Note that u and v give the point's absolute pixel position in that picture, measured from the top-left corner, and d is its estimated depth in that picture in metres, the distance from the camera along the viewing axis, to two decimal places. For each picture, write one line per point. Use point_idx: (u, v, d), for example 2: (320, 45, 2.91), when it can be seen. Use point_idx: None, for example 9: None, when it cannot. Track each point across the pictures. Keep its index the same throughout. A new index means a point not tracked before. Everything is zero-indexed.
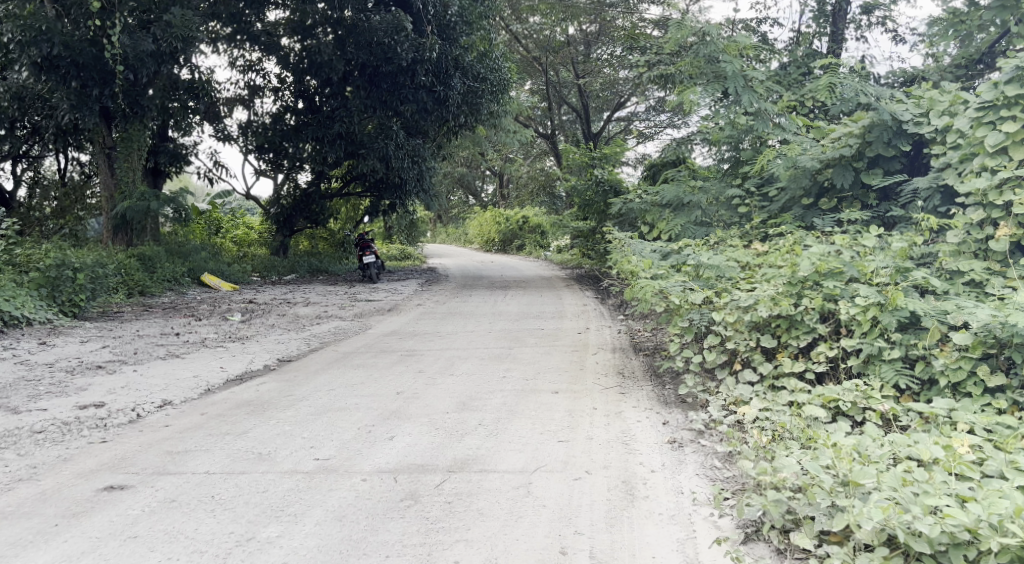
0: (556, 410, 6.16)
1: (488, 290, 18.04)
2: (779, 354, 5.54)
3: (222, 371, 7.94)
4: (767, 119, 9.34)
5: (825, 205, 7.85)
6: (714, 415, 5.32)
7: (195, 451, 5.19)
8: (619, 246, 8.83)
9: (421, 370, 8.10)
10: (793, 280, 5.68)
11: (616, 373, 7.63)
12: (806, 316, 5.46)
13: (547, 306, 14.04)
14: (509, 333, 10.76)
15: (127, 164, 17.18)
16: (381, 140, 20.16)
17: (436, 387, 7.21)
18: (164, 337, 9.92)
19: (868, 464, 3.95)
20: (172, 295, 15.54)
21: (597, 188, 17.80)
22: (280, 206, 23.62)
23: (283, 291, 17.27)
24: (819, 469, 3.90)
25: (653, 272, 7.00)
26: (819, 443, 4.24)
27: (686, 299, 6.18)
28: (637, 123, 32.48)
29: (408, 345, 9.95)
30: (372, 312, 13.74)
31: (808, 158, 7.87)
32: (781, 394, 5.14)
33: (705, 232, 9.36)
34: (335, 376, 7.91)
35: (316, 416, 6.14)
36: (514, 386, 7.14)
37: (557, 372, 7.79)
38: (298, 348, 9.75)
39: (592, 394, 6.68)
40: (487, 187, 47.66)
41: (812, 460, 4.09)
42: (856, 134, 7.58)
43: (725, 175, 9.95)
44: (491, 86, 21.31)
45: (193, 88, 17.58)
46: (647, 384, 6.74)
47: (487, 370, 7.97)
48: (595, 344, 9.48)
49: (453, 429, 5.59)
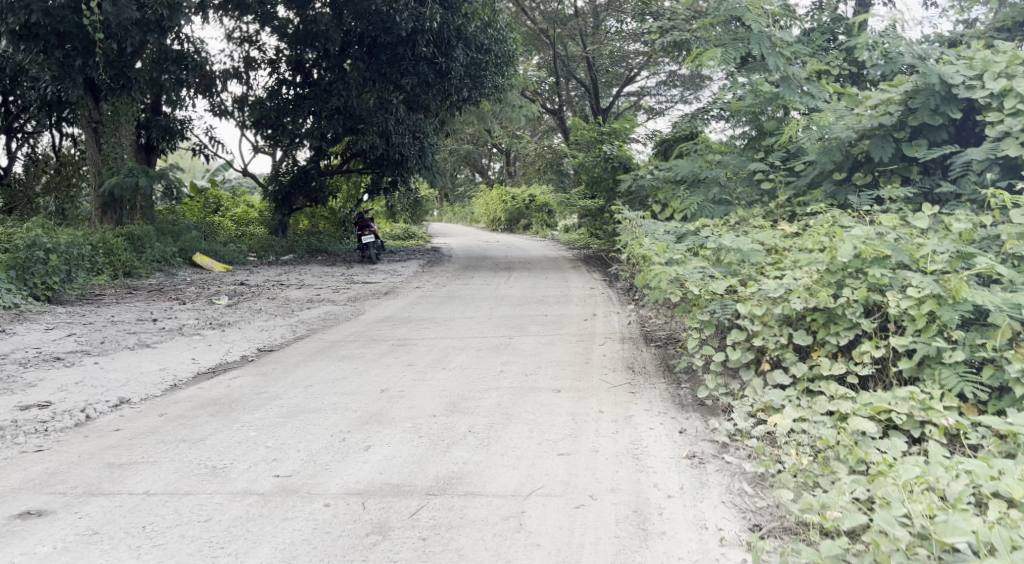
0: (558, 413, 5.45)
1: (492, 272, 17.33)
2: (814, 353, 4.83)
3: (193, 363, 7.24)
4: (794, 85, 8.51)
5: (860, 179, 7.16)
6: (740, 425, 4.61)
7: (139, 464, 4.50)
8: (629, 227, 8.07)
9: (411, 363, 7.40)
10: (832, 267, 4.93)
11: (625, 367, 6.92)
12: (847, 310, 4.72)
13: (552, 289, 13.33)
14: (510, 320, 10.04)
15: (115, 139, 16.58)
16: (380, 114, 19.40)
17: (426, 384, 6.51)
18: (139, 323, 9.23)
19: (953, 512, 3.24)
20: (160, 277, 14.86)
21: (606, 164, 17.01)
22: (279, 183, 22.88)
23: (277, 273, 16.55)
24: (893, 521, 3.19)
25: (668, 257, 6.26)
26: (884, 478, 3.53)
27: (706, 288, 5.44)
28: (648, 98, 31.57)
29: (400, 333, 9.25)
30: (368, 295, 13.04)
31: (842, 127, 7.08)
32: (820, 402, 4.43)
33: (724, 211, 8.57)
34: (316, 370, 7.22)
35: (285, 419, 5.44)
36: (512, 383, 6.43)
37: (560, 366, 7.09)
38: (281, 336, 9.05)
39: (597, 394, 5.97)
40: (495, 164, 46.82)
41: (880, 505, 3.38)
42: (897, 101, 6.82)
43: (744, 150, 9.15)
44: (494, 58, 20.62)
45: (181, 60, 16.43)
46: (660, 383, 6.03)
47: (483, 364, 7.27)
48: (602, 333, 8.75)
49: (439, 438, 4.89)
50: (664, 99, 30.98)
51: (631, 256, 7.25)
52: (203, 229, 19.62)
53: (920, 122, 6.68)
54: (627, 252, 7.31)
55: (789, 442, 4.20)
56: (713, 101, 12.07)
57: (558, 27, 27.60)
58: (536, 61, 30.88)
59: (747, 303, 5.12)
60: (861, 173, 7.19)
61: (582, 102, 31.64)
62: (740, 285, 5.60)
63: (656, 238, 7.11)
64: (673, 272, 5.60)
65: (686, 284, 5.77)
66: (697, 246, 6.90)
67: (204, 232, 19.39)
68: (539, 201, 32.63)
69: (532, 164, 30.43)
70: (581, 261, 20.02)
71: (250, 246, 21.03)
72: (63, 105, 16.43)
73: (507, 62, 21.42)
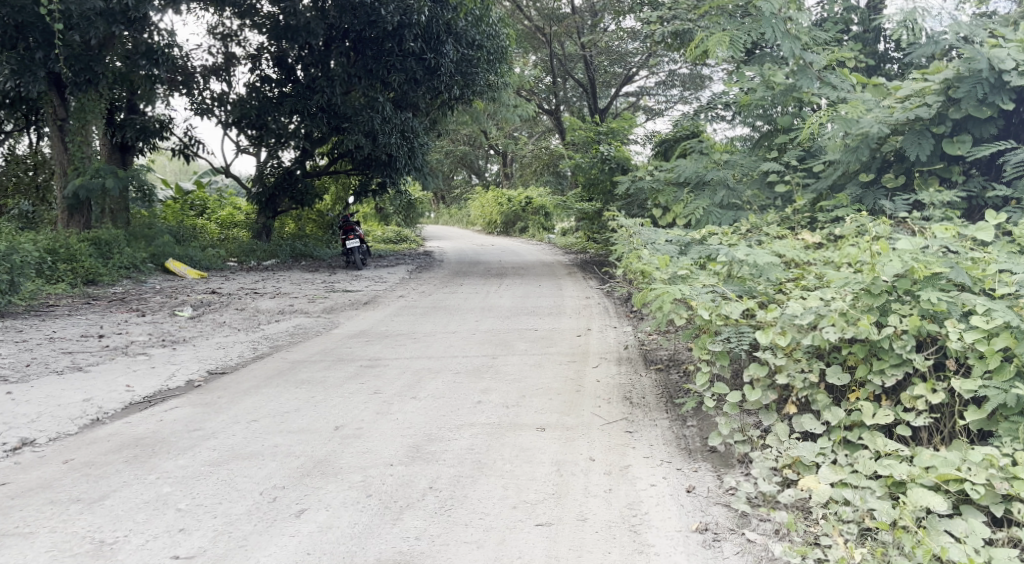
0: (541, 462, 4.53)
1: (482, 279, 16.41)
2: (853, 393, 3.96)
3: (126, 391, 6.30)
4: (811, 74, 7.58)
5: (891, 182, 6.28)
6: (765, 487, 3.75)
7: (11, 536, 3.63)
8: (625, 236, 7.17)
9: (377, 391, 6.46)
10: (874, 288, 4.01)
11: (621, 398, 6.02)
12: (895, 343, 3.84)
13: (544, 299, 12.42)
14: (497, 336, 9.12)
15: (83, 140, 15.57)
16: (366, 113, 18.52)
17: (390, 419, 5.58)
18: (81, 340, 8.28)
19: None
20: (127, 285, 13.91)
21: (602, 165, 16.13)
22: (263, 185, 21.88)
23: (253, 280, 15.62)
24: None
25: (670, 272, 5.36)
26: None
27: (718, 311, 4.54)
28: (647, 98, 30.71)
29: (372, 353, 8.31)
30: (345, 306, 12.10)
31: (871, 121, 6.20)
32: (866, 462, 3.66)
33: (733, 217, 7.67)
34: (266, 399, 6.27)
35: (212, 468, 4.50)
36: (490, 417, 5.52)
37: (547, 394, 6.18)
38: (238, 355, 8.12)
39: (588, 435, 5.05)
40: (492, 166, 45.91)
41: None
42: (935, 90, 5.98)
43: (754, 148, 8.24)
44: (486, 54, 19.84)
45: (153, 55, 15.29)
46: (663, 423, 5.13)
47: (460, 392, 6.34)
48: (597, 353, 7.84)
49: (392, 497, 4.02)
50: (664, 100, 30.14)
51: (628, 269, 6.37)
52: (181, 231, 18.69)
53: (962, 114, 5.81)
54: (622, 266, 6.41)
55: (830, 518, 3.49)
56: (718, 96, 11.19)
57: (554, 25, 26.76)
58: (531, 60, 30.00)
59: (768, 331, 4.21)
60: (891, 173, 6.33)
61: (580, 103, 30.76)
62: (757, 307, 4.71)
63: (656, 249, 6.21)
64: (678, 291, 4.70)
65: (693, 306, 4.87)
66: (705, 259, 6.02)
67: (179, 235, 18.45)
68: (535, 203, 31.74)
69: (528, 166, 29.53)
70: (577, 266, 19.13)
71: (230, 250, 20.10)
72: (28, 101, 15.46)
73: (499, 58, 20.58)
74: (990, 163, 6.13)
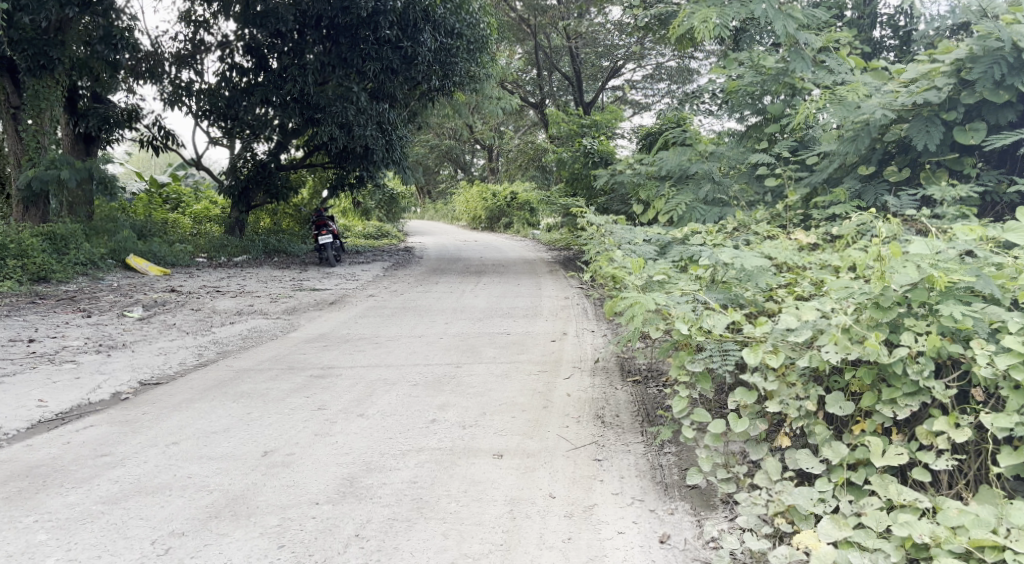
0: (491, 499, 3.90)
1: (460, 277, 15.74)
2: (860, 425, 3.47)
3: (38, 406, 5.60)
4: (806, 57, 6.93)
5: (894, 175, 5.73)
6: (757, 546, 3.33)
7: None
8: (597, 234, 6.55)
9: (321, 407, 5.78)
10: (883, 300, 3.46)
11: (592, 417, 5.37)
12: (908, 368, 3.31)
13: (521, 300, 11.77)
14: (464, 341, 8.45)
15: (36, 129, 14.70)
16: (340, 103, 17.80)
17: (327, 443, 4.89)
18: (7, 346, 7.54)
19: None
20: (82, 282, 13.15)
21: (586, 160, 15.51)
22: (236, 178, 20.87)
23: (218, 278, 14.86)
24: None
25: (646, 277, 4.76)
26: None
27: (698, 324, 3.94)
28: (635, 92, 30.08)
29: (325, 360, 7.60)
30: (308, 306, 11.38)
31: (874, 106, 5.63)
32: (879, 516, 3.25)
33: (719, 214, 7.05)
34: (195, 416, 5.58)
35: (103, 508, 3.79)
36: (444, 440, 4.87)
37: (511, 411, 5.53)
38: (180, 363, 7.42)
39: (551, 464, 4.40)
40: (478, 160, 45.12)
41: None
42: (945, 72, 5.42)
43: (742, 139, 7.58)
44: (466, 43, 19.15)
45: (111, 39, 14.39)
46: (636, 451, 4.50)
47: (413, 409, 5.67)
48: (570, 362, 7.17)
49: (312, 551, 3.44)
50: (651, 93, 29.54)
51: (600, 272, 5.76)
52: (146, 225, 17.88)
53: (976, 100, 5.23)
54: (593, 269, 5.81)
55: None
56: (706, 85, 10.55)
57: (539, 16, 26.09)
58: (516, 51, 29.29)
59: (758, 350, 3.64)
60: (893, 166, 5.76)
61: (567, 96, 30.10)
62: (744, 319, 4.11)
63: (631, 250, 5.61)
64: (653, 301, 4.10)
65: (670, 315, 4.28)
66: (687, 261, 5.41)
67: (145, 229, 17.62)
68: (521, 199, 30.98)
69: (512, 160, 28.83)
70: (560, 264, 18.46)
71: (200, 245, 19.33)
72: None
73: (480, 48, 19.89)
74: (1002, 156, 5.63)
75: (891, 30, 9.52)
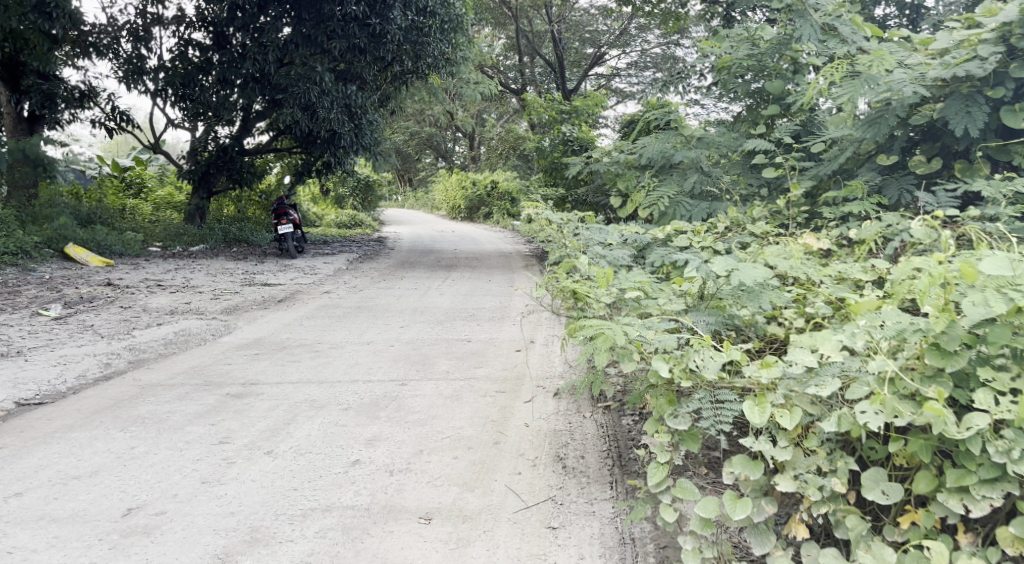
0: None
1: (428, 271, 14.70)
2: (911, 514, 3.04)
3: None
4: (814, 22, 5.89)
5: (921, 166, 4.97)
6: None
7: None
8: (556, 235, 5.60)
9: (223, 441, 4.75)
10: (945, 343, 3.01)
11: (552, 457, 4.36)
12: (992, 446, 2.88)
13: (489, 299, 10.78)
14: (417, 350, 7.41)
15: None
16: (302, 83, 16.50)
17: (214, 498, 3.85)
18: None
19: None
20: (9, 274, 12.02)
21: (564, 148, 14.58)
22: (196, 162, 19.47)
23: (164, 270, 13.75)
24: None
25: (617, 292, 3.94)
26: None
27: (682, 364, 3.23)
28: (618, 80, 29.18)
29: (250, 374, 6.53)
30: (251, 305, 10.28)
31: (904, 80, 4.81)
32: None
33: (707, 210, 6.16)
34: (63, 451, 4.56)
35: None
36: (364, 495, 3.86)
37: (457, 447, 4.55)
38: (75, 376, 6.35)
39: (491, 536, 3.48)
40: (458, 148, 43.80)
41: None
42: (987, 41, 4.62)
43: (734, 126, 6.62)
44: (440, 22, 18.01)
45: (44, 7, 13.55)
46: (601, 517, 3.64)
47: (335, 443, 4.66)
48: (533, 380, 6.14)
49: None
50: (636, 81, 28.66)
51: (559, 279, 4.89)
52: (93, 210, 16.72)
53: None
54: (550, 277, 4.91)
55: None
56: (694, 64, 9.46)
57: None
58: (496, 35, 28.20)
59: (764, 407, 3.10)
60: (919, 155, 5.01)
61: (547, 83, 29.01)
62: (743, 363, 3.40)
63: (595, 255, 4.70)
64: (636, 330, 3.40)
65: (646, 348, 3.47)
66: (667, 267, 4.59)
67: (90, 216, 16.45)
68: (502, 189, 29.83)
69: (491, 148, 27.66)
70: (537, 258, 17.41)
71: (153, 234, 18.18)
72: None
73: (453, 28, 18.74)
74: None
75: (896, 9, 8.61)
